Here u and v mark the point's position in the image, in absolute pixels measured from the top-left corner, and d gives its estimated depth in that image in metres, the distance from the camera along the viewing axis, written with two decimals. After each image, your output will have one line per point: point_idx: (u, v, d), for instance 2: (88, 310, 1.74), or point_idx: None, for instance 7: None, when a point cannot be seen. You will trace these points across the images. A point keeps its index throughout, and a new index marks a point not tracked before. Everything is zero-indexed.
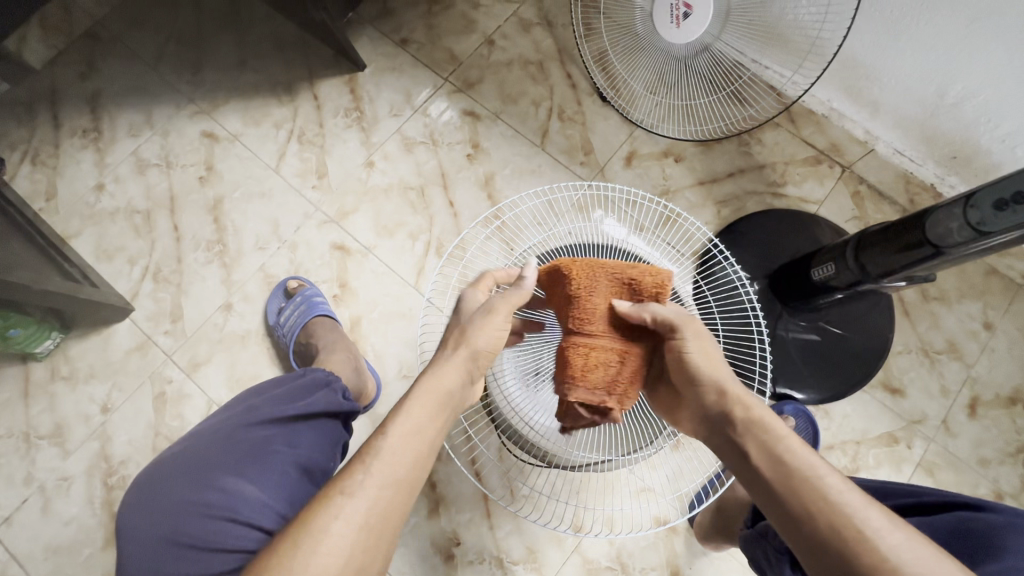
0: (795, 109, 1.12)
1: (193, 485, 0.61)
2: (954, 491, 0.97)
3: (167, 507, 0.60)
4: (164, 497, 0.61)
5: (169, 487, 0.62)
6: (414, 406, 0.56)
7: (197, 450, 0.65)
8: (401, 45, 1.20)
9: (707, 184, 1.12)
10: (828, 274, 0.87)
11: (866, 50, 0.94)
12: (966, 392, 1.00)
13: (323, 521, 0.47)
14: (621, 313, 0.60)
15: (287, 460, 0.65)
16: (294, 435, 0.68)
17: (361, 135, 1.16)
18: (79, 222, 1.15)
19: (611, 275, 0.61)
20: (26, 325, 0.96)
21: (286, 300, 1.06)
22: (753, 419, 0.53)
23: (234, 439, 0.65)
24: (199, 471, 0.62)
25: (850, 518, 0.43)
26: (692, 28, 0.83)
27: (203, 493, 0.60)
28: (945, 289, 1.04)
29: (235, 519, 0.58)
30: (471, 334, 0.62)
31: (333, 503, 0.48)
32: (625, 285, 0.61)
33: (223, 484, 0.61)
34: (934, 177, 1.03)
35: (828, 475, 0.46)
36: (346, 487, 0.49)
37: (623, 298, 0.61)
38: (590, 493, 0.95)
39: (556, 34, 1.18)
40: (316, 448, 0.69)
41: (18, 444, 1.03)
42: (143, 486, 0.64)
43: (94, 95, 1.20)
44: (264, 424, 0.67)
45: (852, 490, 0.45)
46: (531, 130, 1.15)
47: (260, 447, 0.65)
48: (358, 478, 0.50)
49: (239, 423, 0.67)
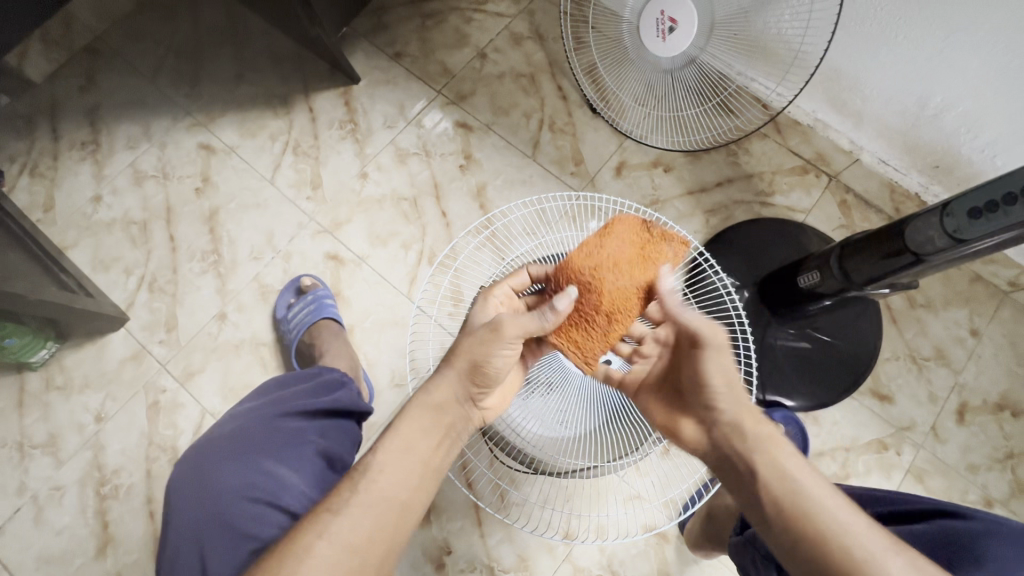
0: (781, 120, 1.14)
1: (235, 466, 0.61)
2: (944, 497, 0.97)
3: (210, 482, 0.60)
4: (209, 472, 0.61)
5: (214, 463, 0.62)
6: (406, 424, 0.60)
7: (238, 432, 0.66)
8: (395, 59, 1.22)
9: (696, 194, 1.14)
10: (814, 281, 0.89)
11: (847, 63, 0.96)
12: (954, 398, 1.01)
13: (307, 538, 0.50)
14: (646, 250, 0.63)
15: (319, 454, 0.66)
16: (324, 429, 0.69)
17: (355, 146, 1.18)
18: (75, 233, 1.16)
19: (605, 247, 0.62)
20: (21, 334, 0.97)
21: (297, 296, 1.08)
22: (776, 457, 0.51)
23: (270, 427, 0.66)
24: (242, 452, 0.63)
25: (876, 562, 0.43)
26: (678, 41, 0.86)
27: (246, 474, 0.61)
28: (931, 296, 1.05)
29: (274, 505, 0.59)
30: (466, 344, 0.62)
31: (320, 520, 0.51)
32: (613, 228, 0.63)
33: (262, 468, 0.61)
34: (918, 186, 1.05)
35: (832, 497, 0.47)
36: (333, 505, 0.52)
37: (614, 236, 0.63)
38: (579, 501, 0.96)
39: (547, 47, 1.21)
40: (344, 445, 0.70)
41: (11, 453, 1.03)
42: (191, 459, 0.65)
43: (93, 109, 1.22)
44: (302, 415, 0.68)
45: (857, 515, 0.46)
46: (522, 141, 1.17)
47: (294, 437, 0.66)
48: (345, 497, 0.53)
49: (277, 412, 0.68)
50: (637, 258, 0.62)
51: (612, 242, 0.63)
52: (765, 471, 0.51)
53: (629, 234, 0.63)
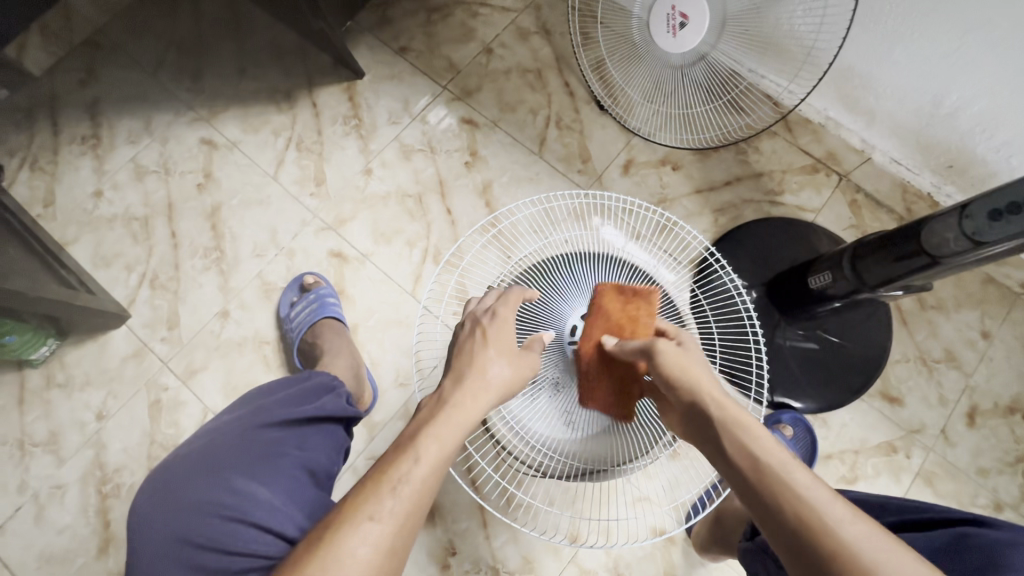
0: (791, 118, 1.12)
1: (205, 484, 0.59)
2: (953, 501, 0.96)
3: (175, 506, 0.58)
4: (175, 495, 0.59)
5: (179, 485, 0.60)
6: (441, 429, 0.57)
7: (210, 451, 0.63)
8: (400, 53, 1.21)
9: (704, 193, 1.12)
10: (825, 283, 0.87)
11: (860, 61, 0.94)
12: (964, 401, 1.00)
13: (349, 545, 0.47)
14: (629, 317, 0.74)
15: (296, 464, 0.64)
16: (300, 439, 0.67)
17: (360, 142, 1.17)
18: (76, 228, 1.15)
19: (596, 325, 0.75)
20: (21, 332, 0.96)
21: (301, 294, 1.06)
22: (740, 435, 0.51)
23: (245, 440, 0.64)
24: (210, 470, 0.60)
25: (833, 531, 0.42)
26: (688, 37, 0.84)
27: (217, 492, 0.58)
28: (942, 297, 1.04)
29: (248, 521, 0.56)
30: (490, 342, 0.67)
31: (359, 525, 0.48)
32: (596, 307, 0.76)
33: (231, 485, 0.59)
34: (931, 186, 1.04)
35: (795, 469, 0.47)
36: (375, 513, 0.49)
37: (601, 316, 0.75)
38: (586, 503, 0.95)
39: (555, 42, 1.19)
40: (324, 453, 0.68)
41: (12, 451, 1.02)
42: (154, 485, 0.62)
43: (93, 102, 1.20)
44: (275, 427, 0.66)
45: (819, 486, 0.46)
46: (528, 137, 1.16)
47: (272, 449, 0.64)
48: (387, 504, 0.50)
49: (248, 425, 0.66)
50: (623, 325, 0.73)
51: (601, 321, 0.75)
52: (731, 448, 0.51)
53: (609, 310, 0.75)
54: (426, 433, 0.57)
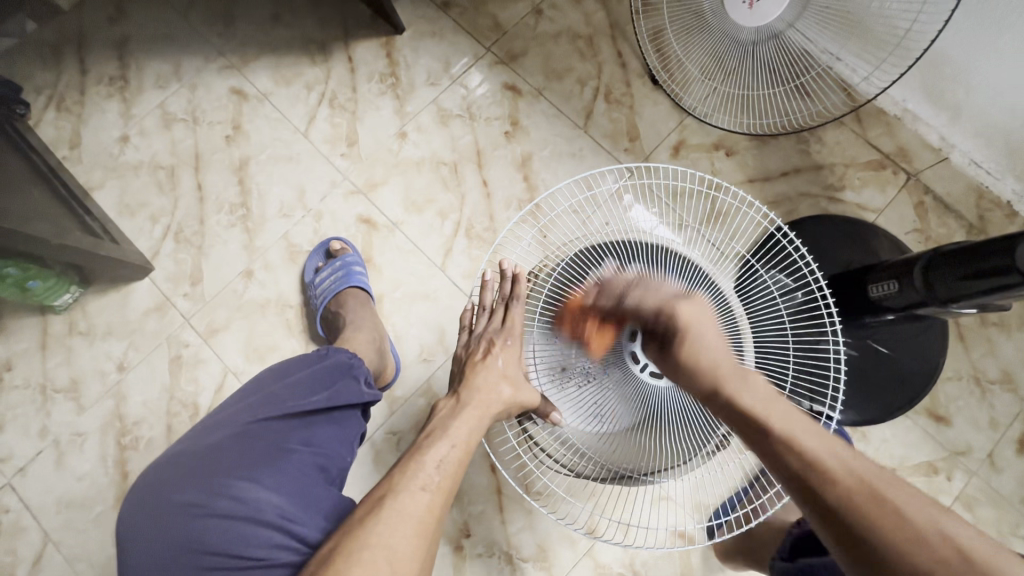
0: (864, 109, 1.03)
1: (200, 489, 0.55)
2: (993, 528, 0.91)
3: (172, 512, 0.55)
4: (168, 500, 0.55)
5: (173, 486, 0.56)
6: (468, 421, 0.64)
7: (208, 448, 0.59)
8: (443, 9, 1.13)
9: (758, 183, 1.04)
10: (887, 293, 0.81)
11: (959, 48, 0.86)
12: (1016, 426, 0.94)
13: (403, 506, 0.52)
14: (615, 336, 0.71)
15: (303, 461, 0.60)
16: (309, 433, 0.63)
17: (395, 103, 1.10)
18: (101, 173, 1.11)
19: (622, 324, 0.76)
20: (45, 278, 0.95)
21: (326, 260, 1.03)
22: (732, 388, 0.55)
23: (245, 438, 0.60)
24: (207, 472, 0.56)
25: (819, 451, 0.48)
26: (766, 10, 0.75)
27: (214, 498, 0.55)
28: (1006, 315, 0.97)
29: (254, 528, 0.54)
30: (511, 356, 0.72)
31: (412, 492, 0.54)
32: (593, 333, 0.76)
33: (231, 489, 0.55)
34: (1011, 194, 0.96)
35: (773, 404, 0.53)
36: (427, 483, 0.55)
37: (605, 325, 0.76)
38: (606, 498, 0.93)
39: (610, 7, 1.11)
40: (333, 446, 0.65)
41: (34, 396, 1.02)
42: (147, 483, 0.58)
43: (122, 42, 1.15)
44: (281, 421, 0.62)
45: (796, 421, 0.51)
46: (574, 110, 1.08)
47: (274, 447, 0.60)
48: (437, 479, 0.56)
49: (251, 418, 0.62)
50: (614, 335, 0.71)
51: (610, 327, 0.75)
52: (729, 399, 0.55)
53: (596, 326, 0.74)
54: (456, 422, 0.64)
